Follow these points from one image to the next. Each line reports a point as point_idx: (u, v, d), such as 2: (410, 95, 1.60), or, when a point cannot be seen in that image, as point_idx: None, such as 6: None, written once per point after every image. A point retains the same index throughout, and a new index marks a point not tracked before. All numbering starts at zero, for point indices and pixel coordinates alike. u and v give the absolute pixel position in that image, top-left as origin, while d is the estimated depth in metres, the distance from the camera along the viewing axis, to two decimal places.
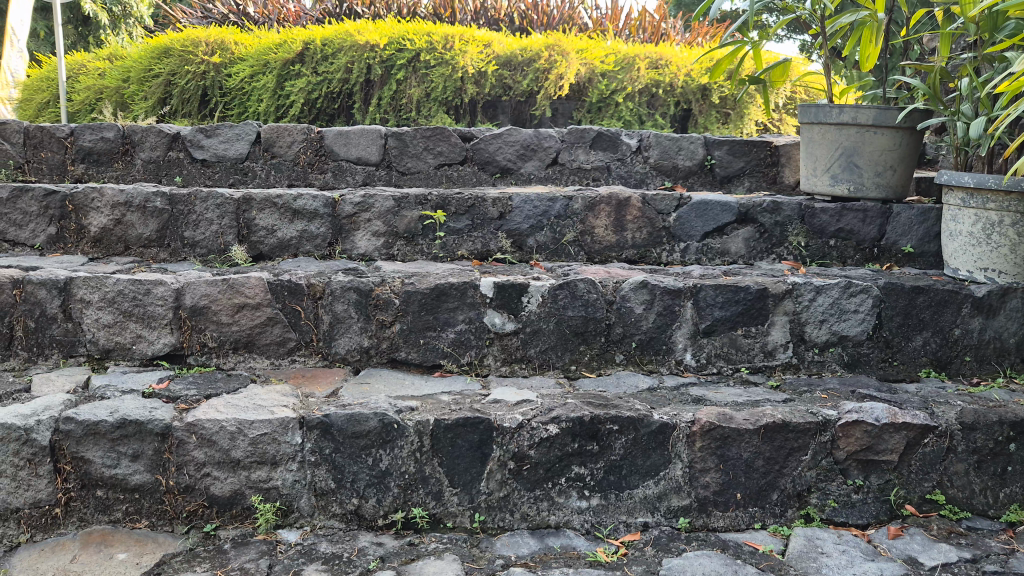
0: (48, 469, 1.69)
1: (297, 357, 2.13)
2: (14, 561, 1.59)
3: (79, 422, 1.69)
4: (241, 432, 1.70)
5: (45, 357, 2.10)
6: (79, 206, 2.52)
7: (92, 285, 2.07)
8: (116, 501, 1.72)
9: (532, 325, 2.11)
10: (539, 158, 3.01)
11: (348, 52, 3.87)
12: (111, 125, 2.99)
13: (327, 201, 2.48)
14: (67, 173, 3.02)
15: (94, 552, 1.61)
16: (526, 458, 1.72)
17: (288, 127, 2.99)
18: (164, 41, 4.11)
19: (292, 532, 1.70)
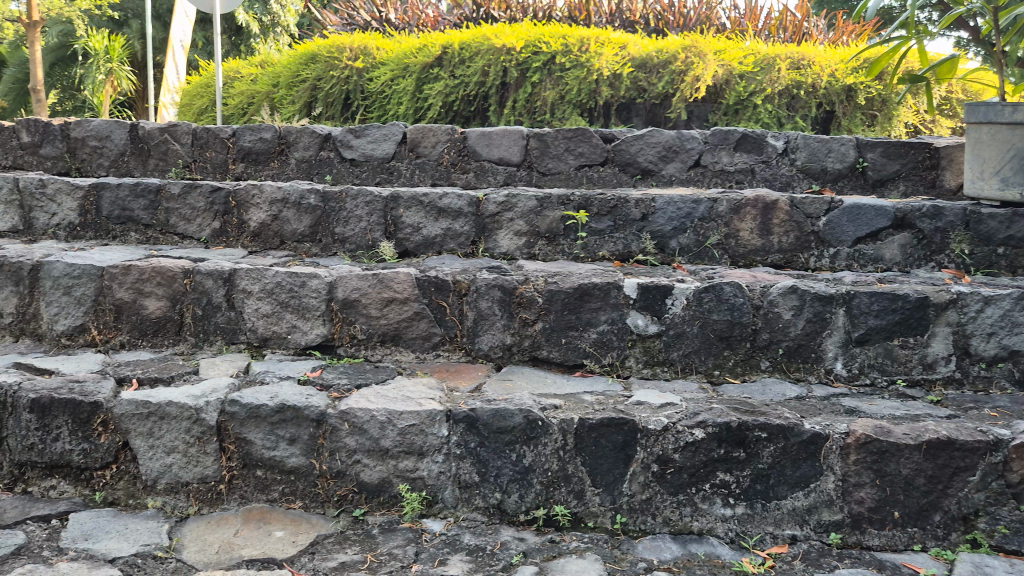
0: (214, 447, 1.79)
1: (441, 351, 2.17)
2: (185, 531, 1.70)
3: (243, 405, 1.78)
4: (390, 422, 1.74)
5: (209, 343, 2.25)
6: (241, 202, 2.68)
7: (254, 277, 2.19)
8: (274, 482, 1.81)
9: (676, 327, 2.07)
10: (680, 160, 2.96)
11: (484, 56, 3.94)
12: (269, 126, 3.16)
13: (471, 200, 2.53)
14: (229, 172, 3.24)
15: (255, 529, 1.70)
16: (670, 461, 1.69)
17: (433, 128, 3.07)
18: (312, 48, 4.34)
19: (436, 522, 1.74)
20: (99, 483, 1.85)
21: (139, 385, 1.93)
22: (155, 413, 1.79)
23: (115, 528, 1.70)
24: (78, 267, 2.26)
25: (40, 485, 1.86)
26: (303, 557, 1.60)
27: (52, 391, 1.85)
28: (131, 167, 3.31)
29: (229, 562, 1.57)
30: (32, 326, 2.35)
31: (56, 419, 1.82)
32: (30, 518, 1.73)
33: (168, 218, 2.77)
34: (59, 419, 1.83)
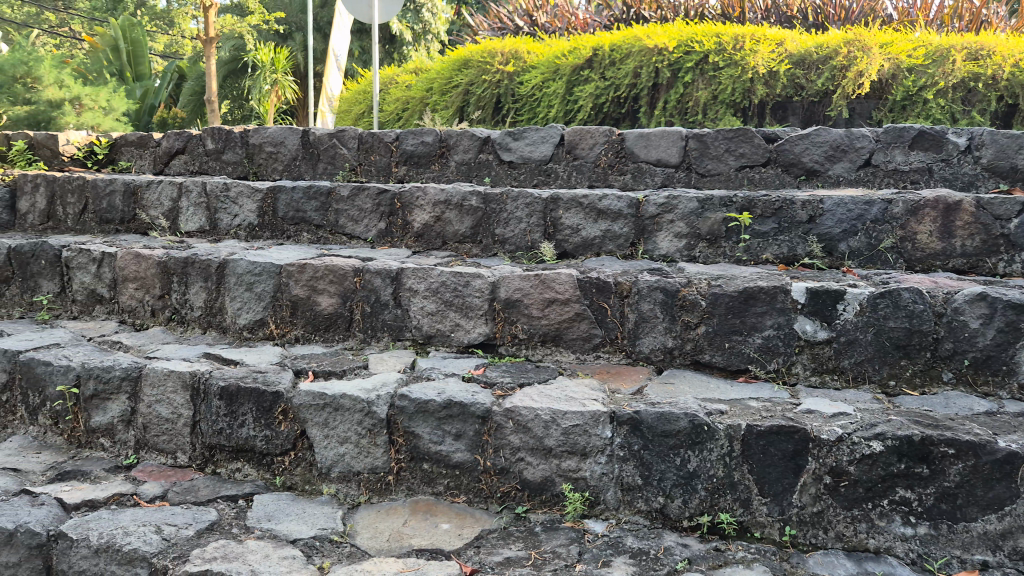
0: (384, 440, 1.86)
1: (602, 353, 2.17)
2: (357, 518, 1.79)
3: (412, 400, 1.84)
4: (554, 422, 1.76)
5: (376, 339, 2.34)
6: (406, 203, 2.79)
7: (420, 276, 2.27)
8: (439, 476, 1.86)
9: (848, 334, 1.97)
10: (849, 159, 2.81)
11: (636, 57, 3.92)
12: (430, 130, 3.27)
13: (631, 202, 2.52)
14: (392, 175, 3.36)
15: (422, 519, 1.76)
16: (844, 474, 1.61)
17: (591, 130, 3.07)
18: (464, 54, 4.45)
19: (598, 523, 1.74)
20: (279, 468, 1.96)
21: (315, 377, 2.04)
22: (330, 405, 1.88)
23: (295, 511, 1.80)
24: (259, 265, 2.41)
25: (228, 468, 2.01)
26: (469, 550, 1.63)
27: (238, 380, 1.99)
28: (302, 170, 3.52)
29: (400, 550, 1.63)
30: (218, 320, 2.52)
31: (242, 406, 1.96)
32: (220, 497, 1.86)
33: (338, 218, 2.91)
34: (245, 407, 1.96)
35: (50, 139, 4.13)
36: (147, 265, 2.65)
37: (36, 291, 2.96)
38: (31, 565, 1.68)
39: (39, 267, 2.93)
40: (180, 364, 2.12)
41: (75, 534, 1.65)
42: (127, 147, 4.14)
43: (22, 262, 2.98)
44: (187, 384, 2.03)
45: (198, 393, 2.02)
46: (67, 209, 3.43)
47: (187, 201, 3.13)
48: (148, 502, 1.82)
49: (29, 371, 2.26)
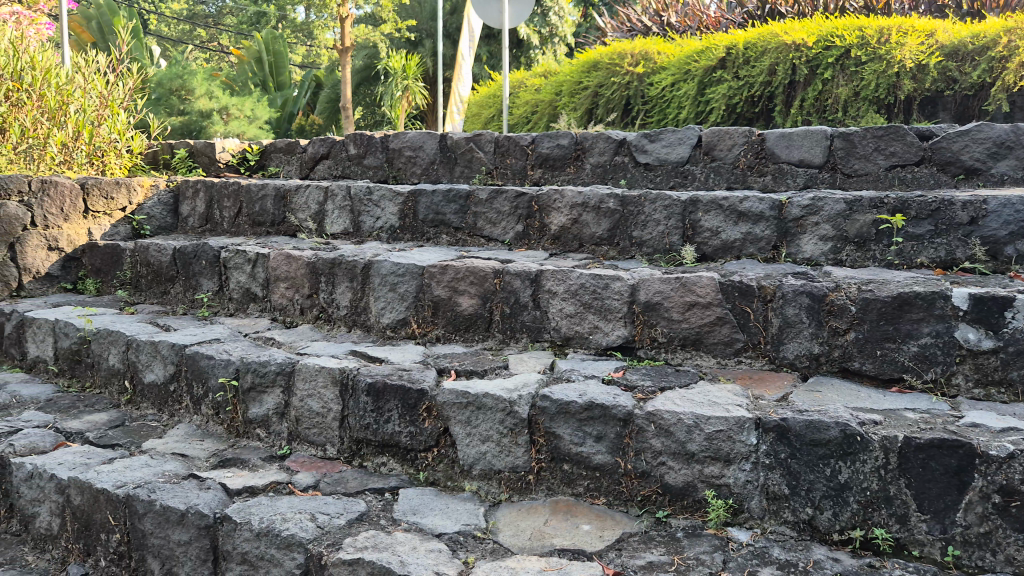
0: (525, 439, 1.89)
1: (744, 358, 2.12)
2: (499, 515, 1.82)
3: (554, 401, 1.86)
4: (697, 427, 1.73)
5: (516, 339, 2.38)
6: (543, 206, 2.82)
7: (559, 278, 2.28)
8: (579, 477, 1.87)
9: (1017, 344, 1.83)
10: (1016, 156, 2.61)
11: (772, 54, 3.80)
12: (566, 133, 3.29)
13: (774, 203, 2.44)
14: (527, 177, 3.41)
15: (563, 520, 1.77)
16: (1016, 494, 1.50)
17: (730, 130, 3.01)
18: (594, 56, 4.45)
19: (742, 532, 1.69)
20: (422, 464, 2.02)
21: (457, 375, 2.09)
22: (473, 403, 1.92)
23: (439, 506, 1.85)
24: (403, 266, 2.50)
25: (374, 461, 2.09)
26: (610, 552, 1.63)
27: (385, 377, 2.06)
28: (440, 174, 3.62)
29: (542, 549, 1.65)
30: (362, 318, 2.63)
31: (388, 403, 2.03)
32: (368, 489, 1.94)
33: (476, 221, 2.98)
34: (391, 403, 2.03)
35: (208, 147, 4.45)
36: (297, 265, 2.79)
37: (198, 290, 3.17)
38: (199, 544, 1.80)
39: (200, 267, 3.14)
40: (330, 361, 2.22)
41: (238, 517, 1.76)
42: (276, 153, 4.37)
43: (186, 263, 3.20)
44: (337, 379, 2.12)
45: (346, 388, 2.11)
46: (224, 213, 3.66)
47: (332, 205, 3.28)
48: (302, 491, 1.92)
49: (194, 364, 2.43)
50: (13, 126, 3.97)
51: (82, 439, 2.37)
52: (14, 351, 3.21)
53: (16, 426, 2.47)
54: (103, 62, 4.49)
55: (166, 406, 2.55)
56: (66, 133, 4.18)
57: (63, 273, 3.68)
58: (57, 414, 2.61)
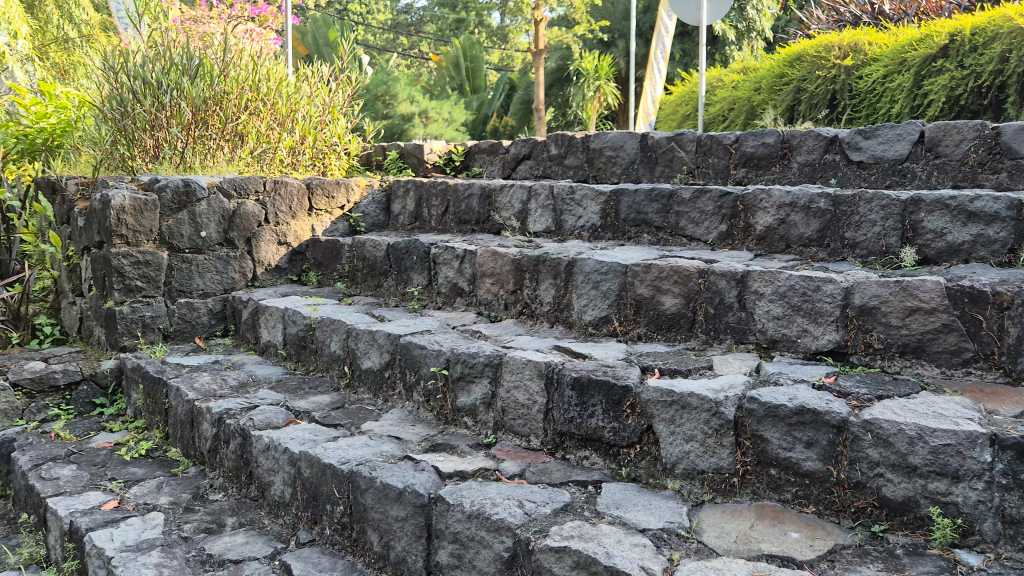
0: (730, 441, 1.86)
1: (973, 369, 1.96)
2: (702, 515, 1.81)
3: (762, 403, 1.82)
4: (921, 439, 1.64)
5: (719, 340, 2.34)
6: (749, 206, 2.76)
7: (767, 279, 2.23)
8: (788, 483, 1.82)
9: None
10: None
11: (1005, 40, 3.48)
12: (773, 131, 3.20)
13: (1011, 203, 2.20)
14: (730, 177, 3.34)
15: (770, 525, 1.73)
16: None
17: (958, 125, 2.81)
18: (798, 50, 4.33)
19: (973, 555, 1.57)
20: (625, 460, 2.05)
21: (660, 374, 2.10)
22: (678, 402, 1.92)
23: (642, 502, 1.86)
24: (606, 264, 2.54)
25: (576, 454, 2.14)
26: (822, 563, 1.58)
27: (589, 372, 2.10)
28: (640, 174, 3.63)
29: (748, 553, 1.63)
30: (565, 315, 2.69)
31: (592, 398, 2.07)
32: (571, 481, 1.98)
33: (678, 220, 2.96)
34: (595, 399, 2.07)
35: (418, 150, 4.73)
36: (503, 262, 2.90)
37: (409, 283, 3.37)
38: (415, 521, 1.91)
39: (411, 262, 3.33)
40: (536, 355, 2.30)
41: (451, 498, 1.86)
42: (479, 154, 4.58)
43: (398, 258, 3.40)
44: (542, 373, 2.19)
45: (551, 381, 2.17)
46: (432, 211, 3.86)
47: (535, 204, 3.37)
48: (509, 478, 2.00)
49: (408, 353, 2.58)
50: (251, 133, 4.40)
51: (309, 417, 2.60)
52: (250, 335, 3.56)
53: (253, 402, 2.75)
54: (327, 72, 4.87)
55: (381, 391, 2.73)
56: (295, 138, 4.59)
57: (290, 266, 4.03)
58: (287, 393, 2.87)
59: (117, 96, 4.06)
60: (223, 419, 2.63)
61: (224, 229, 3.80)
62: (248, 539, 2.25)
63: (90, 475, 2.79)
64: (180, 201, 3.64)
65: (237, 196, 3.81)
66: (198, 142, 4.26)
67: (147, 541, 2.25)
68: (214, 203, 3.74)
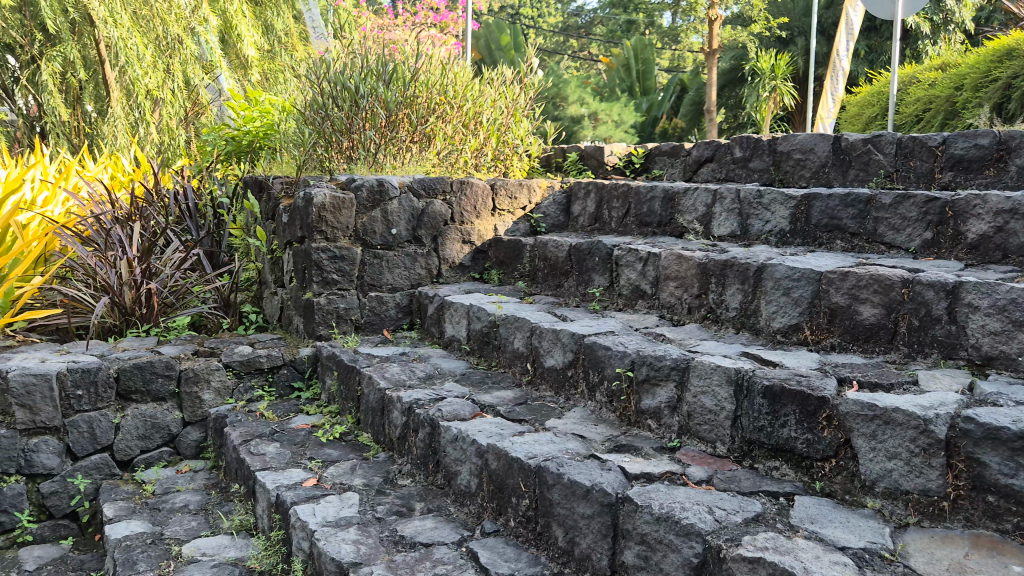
0: (940, 462, 1.75)
1: None
2: (908, 539, 1.71)
3: (980, 424, 1.71)
4: None
5: (925, 354, 2.20)
6: (959, 212, 2.58)
7: (983, 291, 2.08)
8: (1008, 512, 1.68)
9: None
10: None
11: None
12: (987, 132, 2.97)
13: None
14: (934, 181, 3.13)
15: (987, 556, 1.62)
16: None
17: None
18: (1008, 43, 4.06)
19: None
20: (818, 473, 1.97)
21: (859, 386, 2.01)
22: (881, 417, 1.83)
23: (840, 519, 1.79)
24: (799, 270, 2.46)
25: (765, 464, 2.08)
26: None
27: (783, 381, 2.04)
28: (831, 177, 3.49)
29: None
30: (752, 321, 2.63)
31: (786, 407, 2.01)
32: (762, 491, 1.94)
33: (876, 226, 2.82)
34: (788, 408, 2.01)
35: (598, 152, 4.77)
36: (688, 265, 2.87)
37: (590, 284, 3.40)
38: (601, 519, 1.93)
39: (593, 263, 3.36)
40: (724, 360, 2.26)
41: (639, 500, 1.86)
42: (660, 157, 4.56)
43: (581, 258, 3.44)
44: (732, 379, 2.15)
45: (741, 388, 2.13)
46: (612, 213, 3.87)
47: (721, 207, 3.32)
48: (696, 483, 1.98)
49: (592, 353, 2.61)
50: (438, 135, 4.59)
51: (494, 411, 2.68)
52: (435, 329, 3.72)
53: (441, 394, 2.87)
54: (511, 75, 5.00)
55: (563, 389, 2.77)
56: (480, 140, 4.77)
57: (473, 264, 4.17)
58: (472, 387, 2.97)
59: (319, 100, 4.34)
60: (413, 408, 2.76)
61: (413, 227, 3.98)
62: (436, 524, 2.36)
63: (292, 453, 3.02)
64: (374, 200, 3.85)
65: (426, 195, 3.99)
66: (390, 144, 4.49)
67: (345, 518, 2.40)
68: (405, 202, 3.93)
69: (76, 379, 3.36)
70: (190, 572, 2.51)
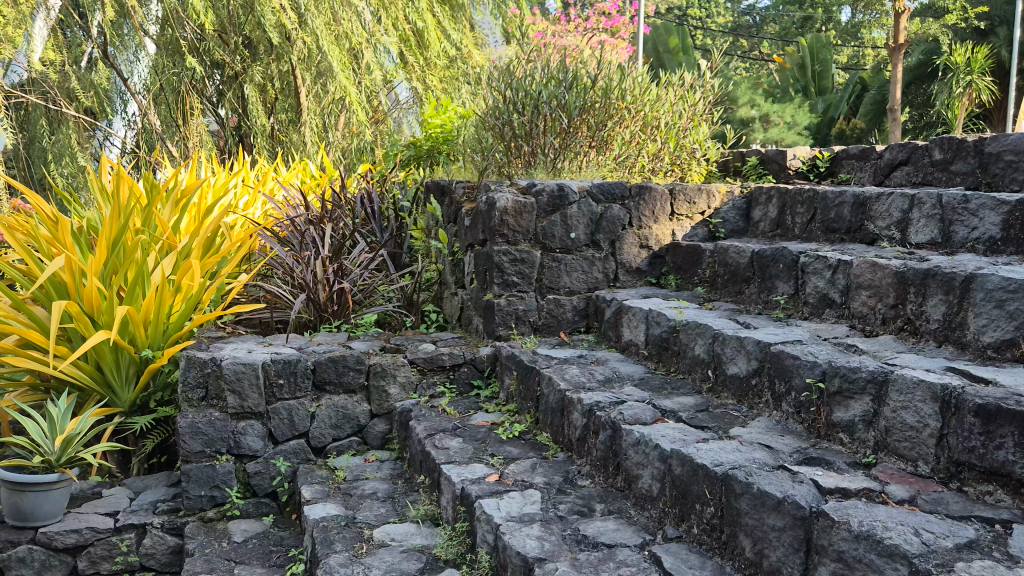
0: None
1: None
2: None
3: None
4: None
5: None
6: None
7: None
8: None
9: None
10: None
11: None
12: None
13: None
14: None
15: None
16: None
17: None
18: None
19: None
20: None
21: None
22: None
23: None
24: (1015, 281, 2.25)
25: (976, 488, 1.94)
26: None
27: (998, 400, 1.89)
28: None
29: None
30: (958, 335, 2.46)
31: (1002, 428, 1.85)
32: (973, 516, 1.82)
33: None
34: (1005, 429, 1.85)
35: (780, 155, 4.62)
36: (884, 274, 2.74)
37: (773, 292, 3.30)
38: (793, 533, 1.88)
39: (778, 270, 3.27)
40: (928, 374, 2.13)
41: (836, 515, 1.80)
42: (848, 160, 4.38)
43: (764, 265, 3.36)
44: (938, 396, 2.03)
45: (948, 406, 2.01)
46: (796, 219, 3.74)
47: (919, 214, 3.14)
48: (898, 503, 1.89)
49: (779, 362, 2.55)
50: (617, 139, 4.61)
51: (675, 417, 2.67)
52: (612, 334, 3.74)
53: (621, 397, 2.89)
54: (692, 79, 4.89)
55: (746, 398, 2.72)
56: (658, 145, 4.74)
57: (650, 268, 4.16)
58: (652, 392, 2.97)
59: (502, 106, 4.53)
60: (593, 410, 2.79)
61: (592, 231, 4.03)
62: (618, 526, 2.38)
63: (474, 448, 3.13)
64: (554, 205, 3.93)
65: (605, 200, 4.02)
66: (570, 149, 4.56)
67: (528, 514, 2.47)
68: (584, 207, 3.98)
69: (278, 369, 3.63)
70: (382, 555, 2.67)
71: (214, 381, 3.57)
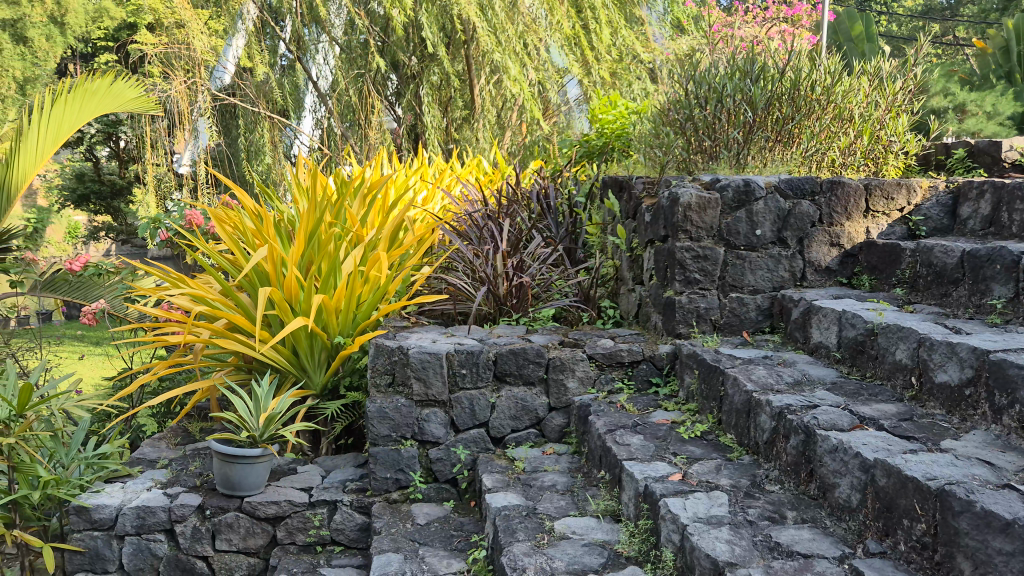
0: None
1: None
2: None
3: None
4: None
5: None
6: None
7: None
8: None
9: None
10: None
11: None
12: None
13: None
14: None
15: None
16: None
17: None
18: None
19: None
20: None
21: None
22: None
23: None
24: None
25: None
26: None
27: None
28: None
29: None
30: None
31: None
32: None
33: None
34: None
35: (995, 146, 4.32)
36: None
37: (987, 295, 3.04)
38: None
39: (994, 272, 3.00)
40: None
41: None
42: None
43: (976, 266, 3.09)
44: None
45: None
46: (1014, 216, 3.41)
47: None
48: None
49: (1000, 371, 2.33)
50: (805, 133, 4.37)
51: (876, 425, 2.51)
52: (799, 335, 3.58)
53: (813, 401, 2.76)
54: (891, 67, 4.58)
55: (958, 409, 2.52)
56: (850, 138, 4.47)
57: (841, 268, 3.95)
58: (848, 397, 2.82)
59: (684, 100, 4.49)
60: (784, 413, 2.68)
61: (779, 228, 3.87)
62: (814, 536, 2.27)
63: (655, 446, 3.09)
64: (740, 200, 3.81)
65: (794, 196, 3.86)
66: (755, 143, 4.40)
67: (716, 516, 2.41)
68: (771, 203, 3.83)
69: (461, 359, 3.74)
70: (564, 547, 2.68)
71: (400, 368, 3.72)
